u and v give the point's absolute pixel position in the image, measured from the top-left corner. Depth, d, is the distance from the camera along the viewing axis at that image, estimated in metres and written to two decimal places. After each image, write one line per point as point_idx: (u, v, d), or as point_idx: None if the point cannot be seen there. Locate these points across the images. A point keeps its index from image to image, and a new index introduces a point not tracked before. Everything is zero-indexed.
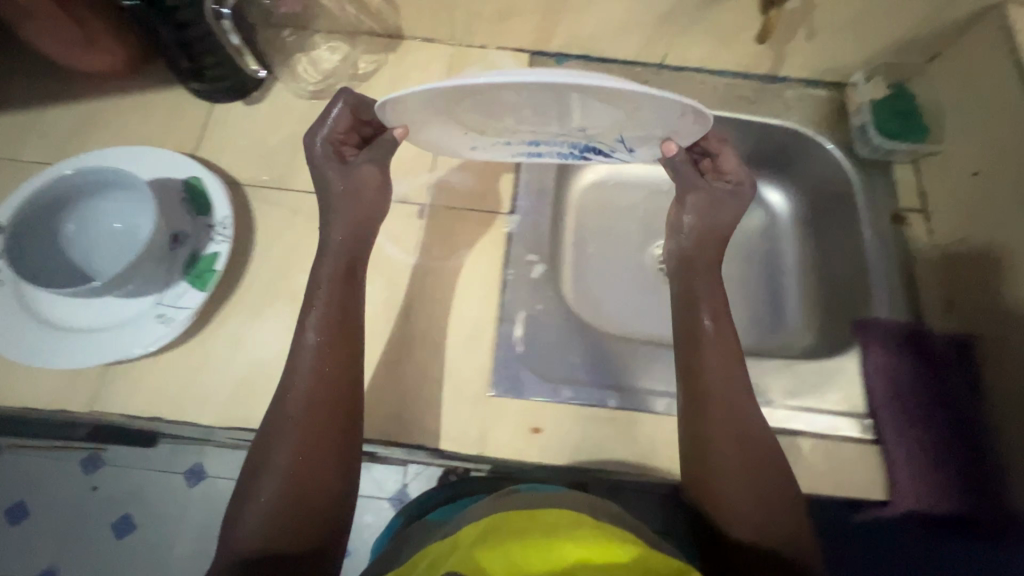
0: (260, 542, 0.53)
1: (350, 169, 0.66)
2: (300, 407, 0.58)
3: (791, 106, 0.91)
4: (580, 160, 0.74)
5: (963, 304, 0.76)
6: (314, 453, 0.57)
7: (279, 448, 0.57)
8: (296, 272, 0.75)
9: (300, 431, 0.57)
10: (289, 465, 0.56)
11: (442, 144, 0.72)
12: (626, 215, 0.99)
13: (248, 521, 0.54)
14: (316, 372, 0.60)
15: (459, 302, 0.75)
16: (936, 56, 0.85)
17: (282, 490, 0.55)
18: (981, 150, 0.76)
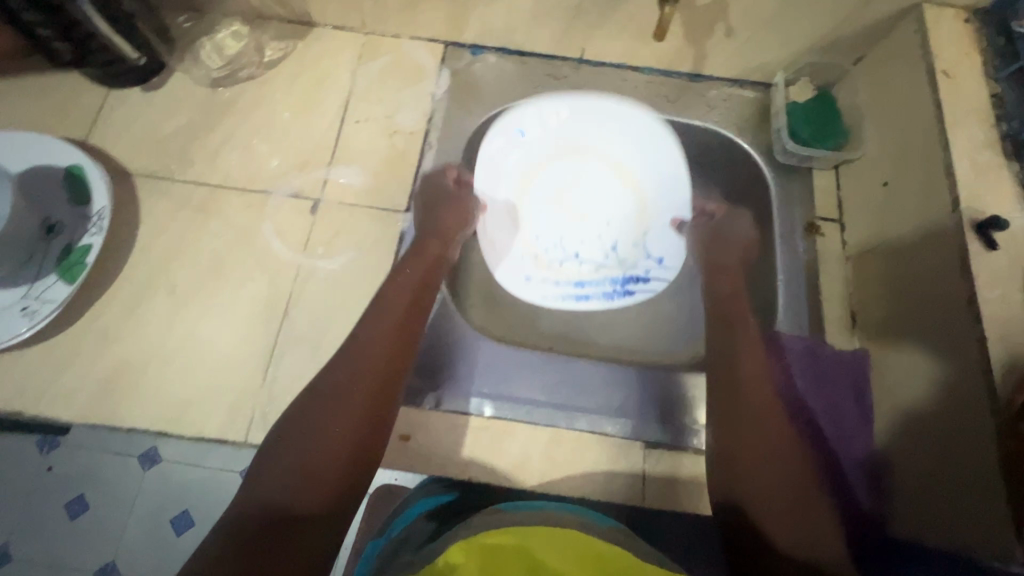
0: (293, 496, 0.49)
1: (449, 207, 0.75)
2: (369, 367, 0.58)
3: (713, 106, 0.88)
4: (624, 298, 0.78)
5: (866, 321, 0.75)
6: (375, 417, 0.56)
7: (335, 405, 0.54)
8: (176, 267, 0.73)
9: (355, 389, 0.56)
10: (349, 424, 0.54)
11: (501, 271, 0.77)
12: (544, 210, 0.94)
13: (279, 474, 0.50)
14: (384, 335, 0.61)
15: (343, 303, 0.73)
16: (861, 59, 0.81)
17: (339, 447, 0.52)
18: (892, 161, 0.73)
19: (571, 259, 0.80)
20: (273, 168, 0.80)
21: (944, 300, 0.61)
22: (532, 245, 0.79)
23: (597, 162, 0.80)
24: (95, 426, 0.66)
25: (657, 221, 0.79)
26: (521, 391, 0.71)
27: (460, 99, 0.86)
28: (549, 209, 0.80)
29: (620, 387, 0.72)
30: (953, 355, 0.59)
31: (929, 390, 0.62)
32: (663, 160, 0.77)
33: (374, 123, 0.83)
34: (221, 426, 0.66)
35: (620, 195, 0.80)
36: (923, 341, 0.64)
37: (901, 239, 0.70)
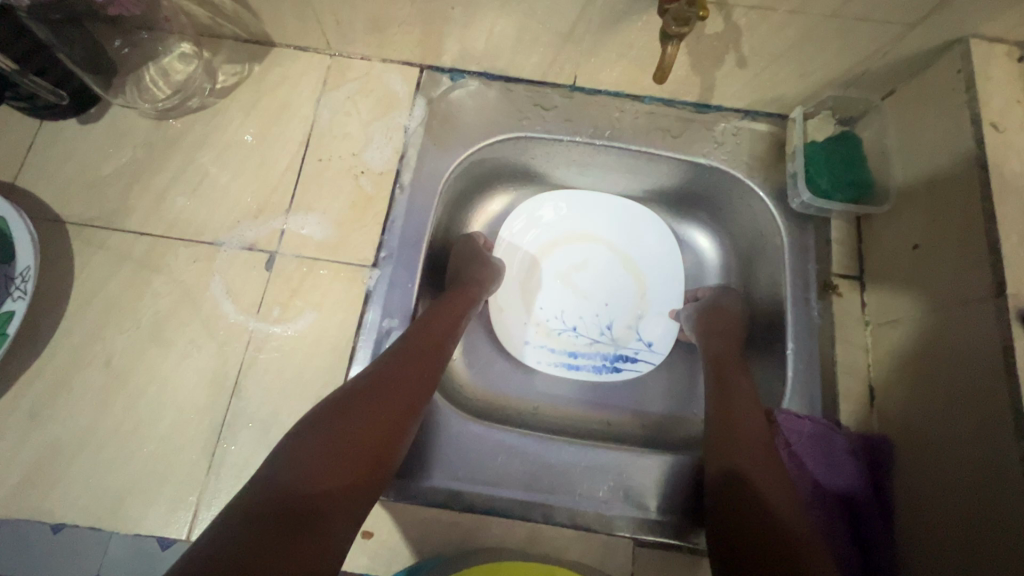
0: (311, 492, 0.46)
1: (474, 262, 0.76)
2: (404, 382, 0.57)
3: (722, 142, 0.78)
4: (612, 373, 0.82)
5: (885, 399, 0.67)
6: (402, 429, 0.54)
7: (365, 413, 0.53)
8: (114, 332, 0.66)
9: (387, 400, 0.54)
10: (374, 434, 0.52)
11: (504, 327, 0.82)
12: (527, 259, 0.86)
13: (301, 465, 0.48)
14: (419, 352, 0.60)
15: (300, 374, 0.65)
16: (893, 93, 0.72)
17: (361, 453, 0.50)
18: (926, 221, 0.64)
19: (569, 331, 0.84)
20: (224, 215, 0.71)
21: (982, 402, 0.54)
22: (535, 313, 0.84)
23: (605, 254, 0.87)
24: (20, 518, 0.60)
25: (652, 309, 0.85)
26: (498, 478, 0.64)
27: (436, 134, 0.76)
28: (558, 285, 0.85)
29: (607, 472, 0.65)
30: (992, 471, 0.51)
31: (960, 501, 0.55)
32: (670, 256, 0.86)
33: (339, 161, 0.74)
34: (161, 520, 0.60)
35: (622, 280, 0.86)
36: (954, 442, 0.56)
37: (931, 314, 0.61)
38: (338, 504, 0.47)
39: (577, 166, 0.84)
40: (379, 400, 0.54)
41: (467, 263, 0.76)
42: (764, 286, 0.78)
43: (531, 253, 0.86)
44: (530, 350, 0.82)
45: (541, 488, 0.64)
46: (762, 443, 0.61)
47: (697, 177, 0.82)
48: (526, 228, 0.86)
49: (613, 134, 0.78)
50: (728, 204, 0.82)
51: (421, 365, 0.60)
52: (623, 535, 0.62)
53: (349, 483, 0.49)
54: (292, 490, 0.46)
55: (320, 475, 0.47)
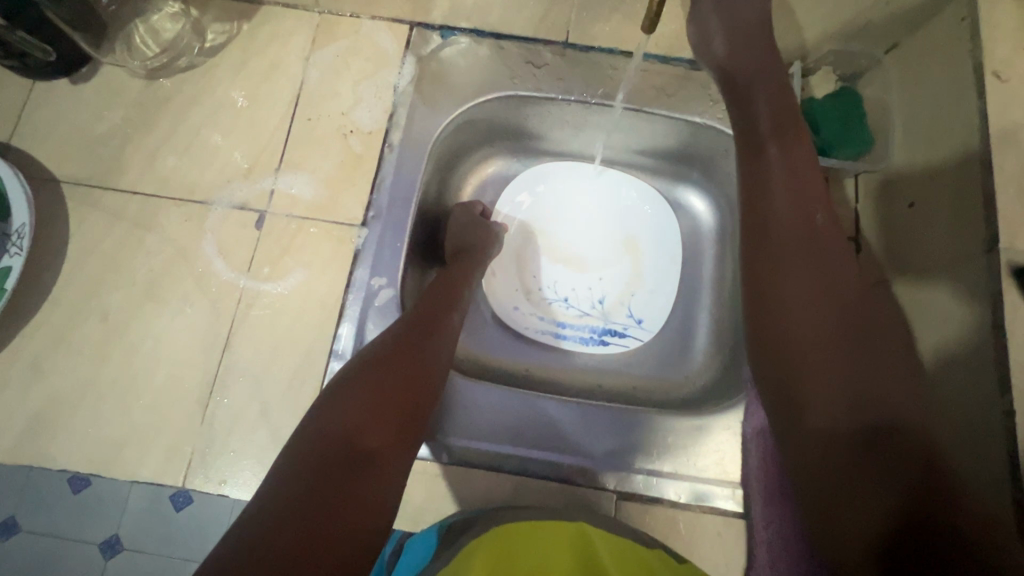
0: (361, 440, 0.50)
1: (472, 226, 0.77)
2: (428, 341, 0.60)
3: (717, 101, 0.76)
4: (599, 346, 0.82)
5: None
6: (429, 381, 0.58)
7: (399, 365, 0.56)
8: (110, 289, 0.67)
9: (415, 357, 0.58)
10: (407, 384, 0.55)
11: (496, 293, 0.83)
12: (525, 226, 0.86)
13: (343, 421, 0.51)
14: (435, 314, 0.63)
15: (290, 331, 0.66)
16: (894, 48, 0.69)
17: (397, 408, 0.54)
18: (925, 179, 0.62)
19: (561, 301, 0.84)
20: (215, 174, 0.72)
21: (970, 360, 0.53)
22: (527, 282, 0.84)
23: (602, 222, 0.86)
24: (23, 465, 0.62)
25: (645, 285, 0.84)
26: (495, 435, 0.65)
27: (426, 93, 0.75)
28: (553, 253, 0.85)
29: (608, 433, 0.66)
30: (974, 429, 0.51)
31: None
32: (664, 232, 0.85)
33: (328, 121, 0.74)
34: (157, 468, 0.62)
35: (618, 251, 0.85)
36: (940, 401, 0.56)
37: (926, 273, 0.60)
38: (385, 455, 0.51)
39: (571, 128, 0.83)
40: (405, 359, 0.57)
41: (471, 228, 0.77)
42: None
43: (524, 219, 0.86)
44: (518, 317, 0.82)
45: (542, 444, 0.65)
46: (806, 318, 0.52)
47: (693, 140, 0.80)
48: (523, 196, 0.86)
49: (605, 92, 0.76)
50: (722, 165, 0.80)
51: (439, 326, 0.62)
52: (608, 490, 0.63)
53: (390, 437, 0.52)
54: (340, 441, 0.49)
55: (364, 426, 0.51)
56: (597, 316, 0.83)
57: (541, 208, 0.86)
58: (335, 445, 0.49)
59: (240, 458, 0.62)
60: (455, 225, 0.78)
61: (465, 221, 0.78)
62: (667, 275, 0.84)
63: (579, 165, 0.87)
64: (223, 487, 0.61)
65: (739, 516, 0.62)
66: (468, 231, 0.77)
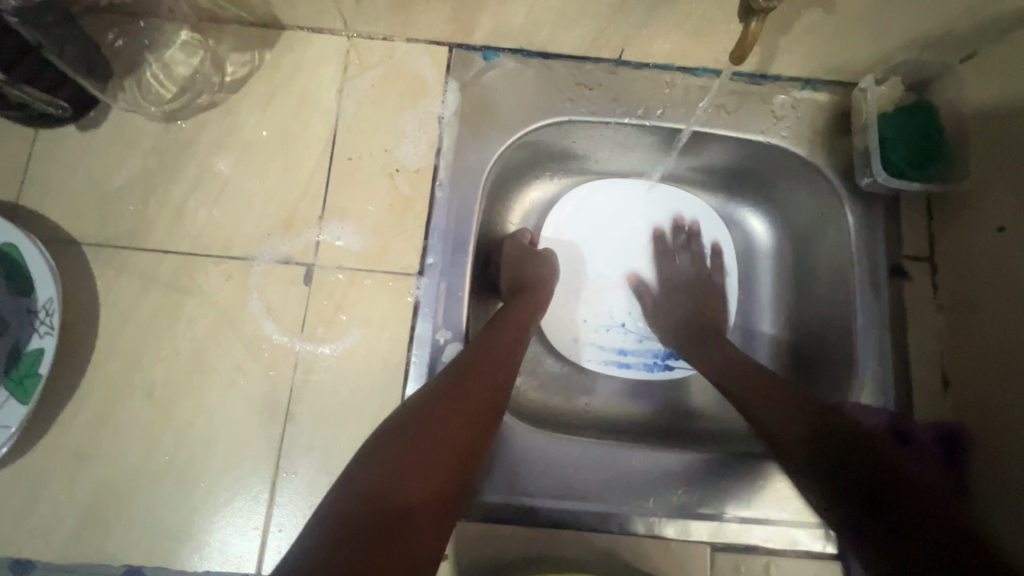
0: (399, 499, 0.46)
1: (526, 259, 0.73)
2: (482, 382, 0.56)
3: (780, 117, 0.72)
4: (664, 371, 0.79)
5: (962, 385, 0.64)
6: (478, 430, 0.53)
7: (444, 412, 0.52)
8: (152, 361, 0.62)
9: (463, 403, 0.53)
10: (452, 432, 0.51)
11: (552, 326, 0.79)
12: (576, 251, 0.81)
13: (390, 470, 0.47)
14: (484, 353, 0.59)
15: (354, 396, 0.62)
16: (971, 57, 0.65)
17: (447, 456, 0.50)
18: (1015, 202, 0.59)
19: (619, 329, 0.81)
20: (254, 225, 0.66)
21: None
22: (584, 310, 0.80)
23: (656, 241, 0.82)
24: (79, 561, 0.58)
25: (705, 305, 0.81)
26: (567, 487, 0.62)
27: (471, 123, 0.70)
28: (608, 278, 0.82)
29: (661, 476, 0.64)
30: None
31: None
32: (718, 250, 0.82)
33: (370, 160, 0.68)
34: (229, 554, 0.58)
35: (677, 271, 0.82)
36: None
37: (1018, 302, 0.58)
38: (427, 511, 0.47)
39: (621, 148, 0.78)
40: (461, 403, 0.53)
41: (522, 262, 0.73)
42: (823, 268, 0.74)
43: (575, 244, 0.81)
44: (579, 350, 0.79)
45: (591, 495, 0.62)
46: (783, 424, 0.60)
47: (753, 156, 0.76)
48: (571, 221, 0.81)
49: (663, 113, 0.72)
50: (782, 183, 0.77)
51: (496, 367, 0.58)
52: (701, 542, 0.61)
53: (439, 490, 0.48)
54: (386, 493, 0.46)
55: (413, 478, 0.47)
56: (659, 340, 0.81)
57: (592, 232, 0.82)
58: (379, 496, 0.46)
59: None
60: (509, 261, 0.73)
61: (514, 255, 0.73)
62: (726, 296, 0.81)
63: (628, 183, 0.82)
64: None
65: (834, 557, 0.61)
66: (525, 268, 0.72)
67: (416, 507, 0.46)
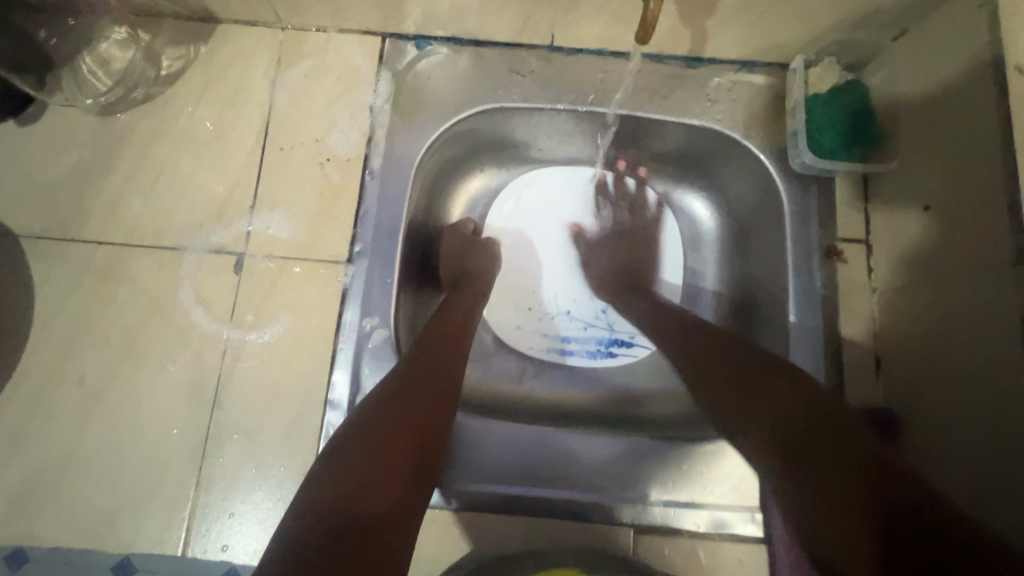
0: (359, 510, 0.46)
1: (467, 251, 0.73)
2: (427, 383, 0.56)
3: (715, 100, 0.72)
4: (607, 359, 0.78)
5: (895, 368, 0.63)
6: (429, 425, 0.53)
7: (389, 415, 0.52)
8: (85, 349, 0.63)
9: (410, 402, 0.53)
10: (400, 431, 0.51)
11: (495, 314, 0.79)
12: (520, 239, 0.80)
13: (345, 485, 0.47)
14: (430, 350, 0.59)
15: (281, 381, 0.63)
16: (903, 34, 0.64)
17: (404, 460, 0.50)
18: (939, 179, 0.59)
19: (563, 316, 0.80)
20: (186, 216, 0.67)
21: (993, 371, 0.51)
22: (527, 298, 0.80)
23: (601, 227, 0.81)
24: (10, 543, 0.59)
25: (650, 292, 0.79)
26: (508, 467, 0.63)
27: (404, 112, 0.70)
28: (552, 265, 0.81)
29: (594, 459, 0.64)
30: (1009, 440, 0.49)
31: (975, 473, 0.52)
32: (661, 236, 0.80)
33: (302, 149, 0.69)
34: (154, 536, 0.59)
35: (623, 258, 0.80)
36: (970, 410, 0.54)
37: (943, 281, 0.58)
38: (390, 517, 0.47)
39: (561, 135, 0.78)
40: (406, 405, 0.53)
41: (466, 254, 0.73)
42: (763, 252, 0.73)
43: (518, 231, 0.80)
44: (521, 338, 0.78)
45: (533, 475, 0.63)
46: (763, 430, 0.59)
47: (692, 140, 0.76)
48: (515, 209, 0.81)
49: (596, 99, 0.72)
50: (724, 167, 0.76)
51: (442, 363, 0.58)
52: (625, 525, 0.61)
53: (397, 497, 0.49)
54: (342, 507, 0.46)
55: (370, 486, 0.47)
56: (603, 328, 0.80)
57: (536, 219, 0.81)
58: (336, 513, 0.46)
59: (240, 519, 0.60)
60: (458, 251, 0.73)
61: (465, 246, 0.73)
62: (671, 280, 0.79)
63: (572, 170, 0.81)
64: (225, 552, 0.59)
65: (761, 541, 0.61)
66: (460, 257, 0.73)
67: (379, 516, 0.47)
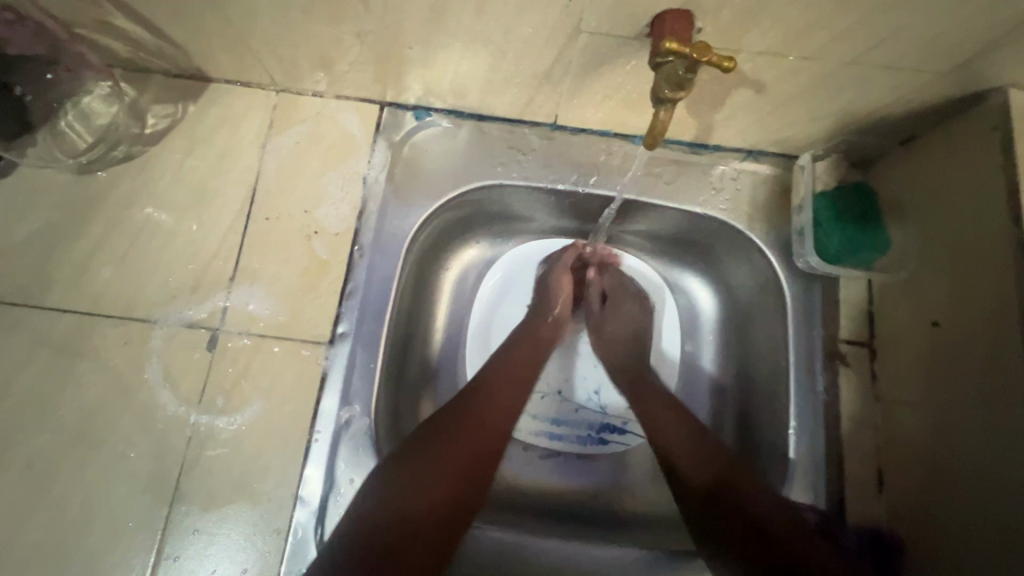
0: (407, 502, 0.53)
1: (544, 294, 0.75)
2: (485, 420, 0.61)
3: (719, 189, 0.70)
4: (598, 446, 0.75)
5: (897, 486, 0.60)
6: (486, 441, 0.60)
7: (448, 430, 0.58)
8: (36, 431, 0.58)
9: (471, 418, 0.60)
10: (457, 441, 0.58)
11: None
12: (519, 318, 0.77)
13: (400, 487, 0.54)
14: (506, 369, 0.66)
15: (248, 473, 0.58)
16: (910, 140, 0.63)
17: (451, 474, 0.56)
18: (947, 296, 0.57)
19: (555, 397, 0.76)
20: (160, 285, 0.63)
21: (1009, 497, 0.49)
22: None
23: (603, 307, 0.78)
24: None
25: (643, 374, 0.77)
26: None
27: (399, 185, 0.68)
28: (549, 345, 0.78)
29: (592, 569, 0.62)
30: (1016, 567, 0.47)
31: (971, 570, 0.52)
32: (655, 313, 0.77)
33: (289, 220, 0.65)
34: None
35: None
36: (976, 532, 0.52)
37: (951, 404, 0.55)
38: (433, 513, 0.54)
39: (558, 212, 0.75)
40: (463, 435, 0.58)
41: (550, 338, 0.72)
42: (763, 346, 0.71)
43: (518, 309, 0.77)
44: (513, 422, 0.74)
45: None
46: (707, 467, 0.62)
47: (694, 228, 0.74)
48: (513, 288, 0.78)
49: (597, 181, 0.70)
50: (724, 253, 0.74)
51: (491, 419, 0.61)
52: None
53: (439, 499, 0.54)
54: (386, 517, 0.52)
55: (416, 517, 0.53)
56: (597, 413, 0.76)
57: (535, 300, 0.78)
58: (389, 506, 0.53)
59: None
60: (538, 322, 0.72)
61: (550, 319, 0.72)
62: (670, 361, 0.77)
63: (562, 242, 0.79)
64: None
65: None
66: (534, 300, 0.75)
67: (422, 510, 0.53)
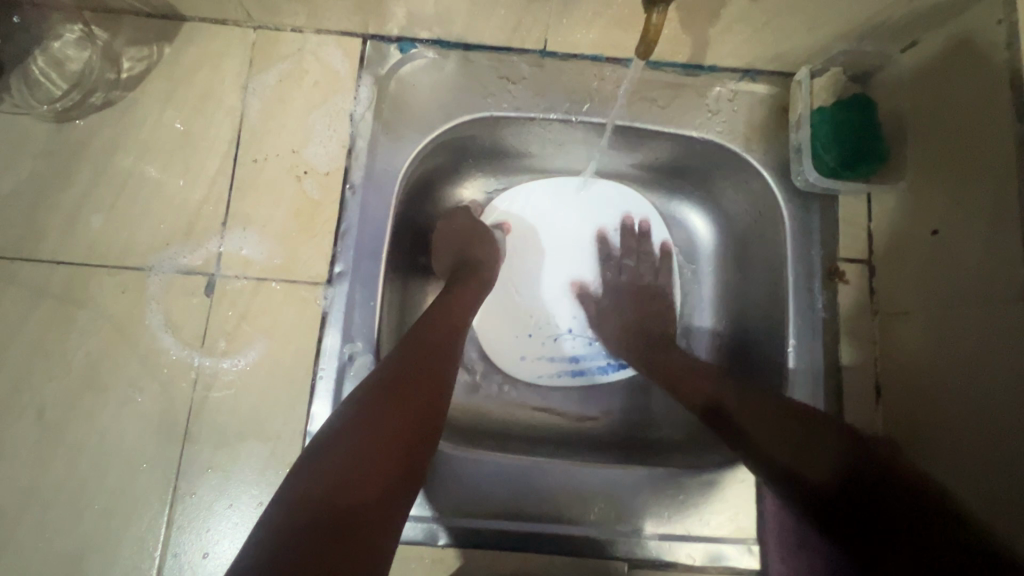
0: (372, 426, 0.46)
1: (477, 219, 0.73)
2: (444, 341, 0.55)
3: (716, 111, 0.69)
4: (620, 371, 0.76)
5: (895, 395, 0.61)
6: (442, 362, 0.53)
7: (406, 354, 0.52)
8: (42, 382, 0.59)
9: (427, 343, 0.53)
10: (415, 362, 0.51)
11: (490, 342, 0.75)
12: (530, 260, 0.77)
13: (365, 411, 0.47)
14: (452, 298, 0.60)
15: (256, 412, 0.59)
16: (912, 46, 0.61)
17: (418, 394, 0.49)
18: (947, 203, 0.57)
19: (568, 335, 0.77)
20: (151, 233, 0.62)
21: (1004, 394, 0.49)
22: (517, 325, 0.76)
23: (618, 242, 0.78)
24: None
25: (651, 297, 0.77)
26: (500, 492, 0.61)
27: (388, 121, 0.66)
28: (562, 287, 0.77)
29: (596, 493, 0.62)
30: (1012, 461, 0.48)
31: (969, 466, 0.53)
32: (648, 254, 0.77)
33: (277, 160, 0.64)
34: (124, 574, 0.57)
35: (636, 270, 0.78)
36: (972, 432, 0.52)
37: (950, 311, 0.55)
38: (404, 437, 0.46)
39: (553, 145, 0.74)
40: (421, 358, 0.52)
41: (466, 241, 0.69)
42: (762, 270, 0.71)
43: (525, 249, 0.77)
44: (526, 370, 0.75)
45: (545, 508, 0.61)
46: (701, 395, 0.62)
47: (691, 155, 0.72)
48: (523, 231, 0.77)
49: (590, 108, 0.68)
50: (720, 179, 0.73)
51: (445, 342, 0.55)
52: (618, 559, 0.60)
53: (404, 424, 0.47)
54: (350, 441, 0.44)
55: (382, 438, 0.45)
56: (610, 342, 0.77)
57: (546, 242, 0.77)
58: (354, 434, 0.45)
59: (215, 560, 0.57)
60: (446, 231, 0.71)
61: (461, 231, 0.70)
62: (652, 294, 0.77)
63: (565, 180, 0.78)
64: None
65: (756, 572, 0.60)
66: (465, 217, 0.72)
67: (392, 431, 0.46)
